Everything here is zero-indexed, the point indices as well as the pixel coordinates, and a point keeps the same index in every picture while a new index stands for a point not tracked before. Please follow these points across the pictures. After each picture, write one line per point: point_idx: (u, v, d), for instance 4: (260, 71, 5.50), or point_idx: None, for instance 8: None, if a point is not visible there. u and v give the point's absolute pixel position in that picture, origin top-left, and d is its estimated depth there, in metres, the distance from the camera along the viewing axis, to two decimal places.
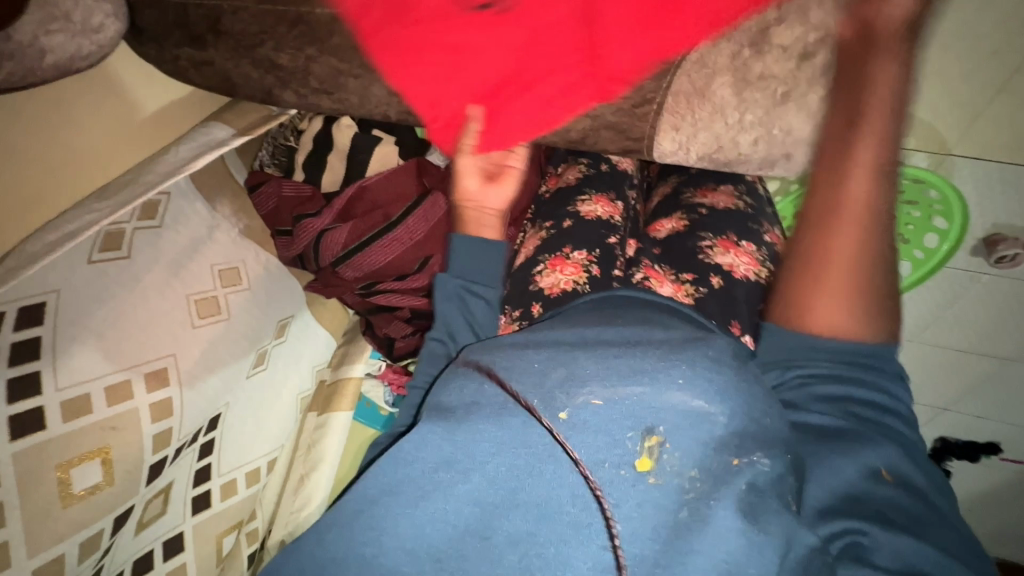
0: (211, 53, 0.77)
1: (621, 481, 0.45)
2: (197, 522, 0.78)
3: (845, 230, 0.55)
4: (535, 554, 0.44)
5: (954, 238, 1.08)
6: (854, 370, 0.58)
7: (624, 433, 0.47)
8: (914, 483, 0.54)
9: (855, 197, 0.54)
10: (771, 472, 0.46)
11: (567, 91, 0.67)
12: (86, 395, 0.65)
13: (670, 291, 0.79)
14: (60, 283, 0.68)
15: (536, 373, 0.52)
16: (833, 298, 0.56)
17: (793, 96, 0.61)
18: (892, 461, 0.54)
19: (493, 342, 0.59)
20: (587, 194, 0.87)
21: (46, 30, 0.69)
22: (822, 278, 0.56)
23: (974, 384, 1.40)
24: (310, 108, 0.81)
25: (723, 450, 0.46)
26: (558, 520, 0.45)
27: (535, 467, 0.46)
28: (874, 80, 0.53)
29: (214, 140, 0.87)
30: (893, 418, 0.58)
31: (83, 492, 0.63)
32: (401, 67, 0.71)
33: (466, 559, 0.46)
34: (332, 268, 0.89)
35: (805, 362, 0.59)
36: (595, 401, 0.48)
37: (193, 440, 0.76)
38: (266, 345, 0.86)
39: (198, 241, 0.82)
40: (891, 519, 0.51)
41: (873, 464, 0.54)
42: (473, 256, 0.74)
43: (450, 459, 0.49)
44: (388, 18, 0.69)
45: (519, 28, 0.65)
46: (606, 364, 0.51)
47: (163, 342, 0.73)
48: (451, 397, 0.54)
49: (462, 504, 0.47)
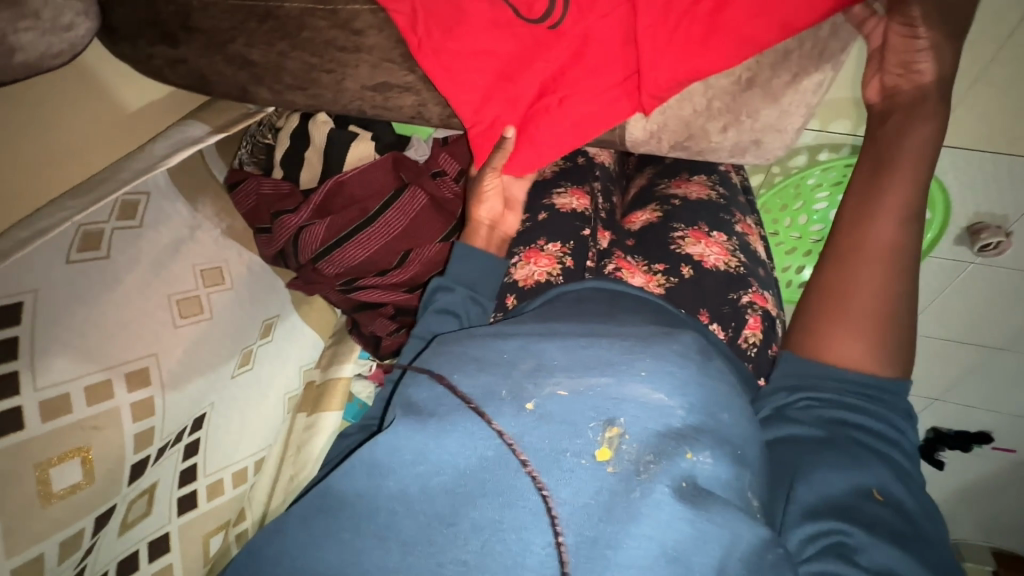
0: (183, 51, 0.78)
1: (581, 470, 0.46)
2: (183, 522, 0.77)
3: (863, 266, 0.64)
4: (496, 540, 0.44)
5: (939, 227, 1.13)
6: (862, 391, 0.61)
7: (586, 423, 0.47)
8: (901, 502, 0.53)
9: (878, 238, 0.64)
10: (714, 466, 0.47)
11: (605, 106, 0.71)
12: (66, 395, 0.65)
13: (641, 281, 0.80)
14: (39, 283, 0.68)
15: (505, 364, 0.53)
16: (866, 330, 0.62)
17: (757, 80, 0.68)
18: (885, 477, 0.54)
19: (467, 332, 0.60)
20: (563, 187, 0.89)
21: (15, 27, 0.67)
22: (851, 309, 0.63)
23: (963, 373, 1.42)
24: (284, 105, 0.82)
25: (678, 441, 0.47)
26: (519, 507, 0.44)
27: (505, 456, 0.46)
28: (902, 137, 0.65)
29: (188, 138, 0.89)
30: (895, 446, 0.58)
31: (63, 491, 0.63)
32: (448, 77, 0.72)
33: (435, 545, 0.45)
34: (313, 264, 0.89)
35: (821, 382, 0.62)
36: (562, 391, 0.50)
37: (177, 440, 0.76)
38: (251, 345, 0.86)
39: (180, 241, 0.82)
40: (878, 534, 0.49)
41: (863, 480, 0.54)
42: (476, 265, 0.73)
43: (427, 451, 0.48)
44: (433, 24, 0.69)
45: (566, 45, 0.68)
46: (573, 354, 0.53)
47: (145, 342, 0.73)
48: (422, 393, 0.53)
49: (435, 494, 0.47)
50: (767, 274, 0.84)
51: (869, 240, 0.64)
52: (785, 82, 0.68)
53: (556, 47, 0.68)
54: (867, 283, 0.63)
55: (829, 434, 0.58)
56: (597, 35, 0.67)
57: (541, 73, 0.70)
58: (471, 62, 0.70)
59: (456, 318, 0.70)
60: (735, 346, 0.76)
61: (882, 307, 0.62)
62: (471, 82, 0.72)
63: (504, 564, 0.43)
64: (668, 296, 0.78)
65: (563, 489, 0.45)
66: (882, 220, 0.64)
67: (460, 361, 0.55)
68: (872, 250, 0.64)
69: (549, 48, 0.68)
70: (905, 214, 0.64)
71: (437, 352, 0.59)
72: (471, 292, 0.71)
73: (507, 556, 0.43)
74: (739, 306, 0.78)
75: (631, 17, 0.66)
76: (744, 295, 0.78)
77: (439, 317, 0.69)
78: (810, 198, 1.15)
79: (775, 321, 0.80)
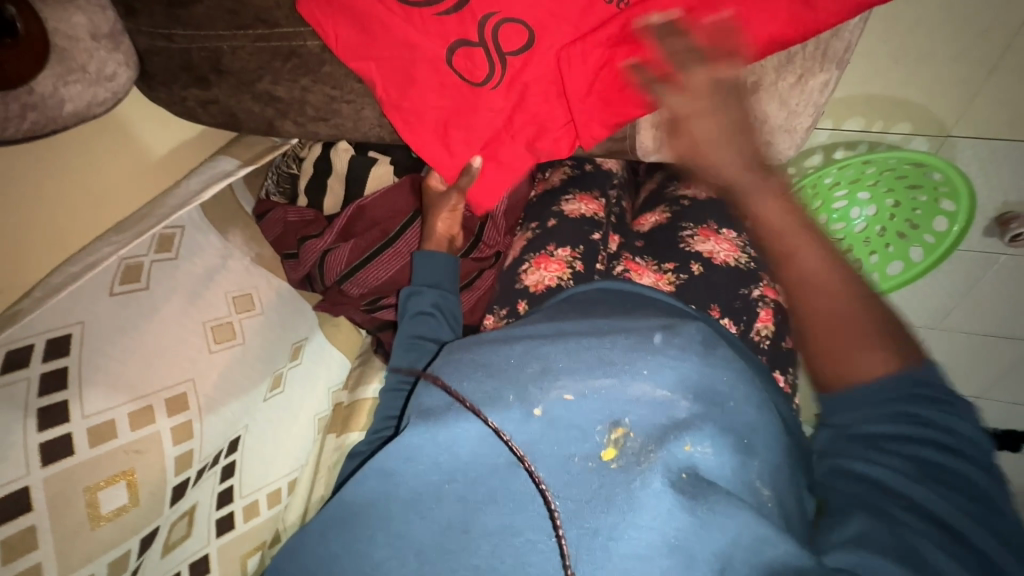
0: (215, 92, 0.83)
1: (589, 473, 0.47)
2: (222, 543, 0.79)
3: (825, 301, 0.54)
4: (506, 543, 0.45)
5: (965, 219, 1.04)
6: (889, 401, 0.52)
7: (592, 426, 0.49)
8: (943, 516, 0.45)
9: (813, 272, 0.55)
10: (716, 456, 0.47)
11: (552, 144, 0.76)
12: (110, 421, 0.69)
13: (651, 281, 0.83)
14: (85, 315, 0.72)
15: (512, 369, 0.54)
16: (852, 349, 0.53)
17: (761, 84, 0.70)
18: (911, 483, 0.47)
19: (474, 339, 0.61)
20: (570, 194, 0.91)
21: (64, 81, 0.73)
22: (833, 338, 0.54)
23: (1010, 370, 1.37)
24: (309, 136, 0.87)
25: (679, 432, 0.47)
26: (530, 510, 0.46)
27: (515, 467, 0.48)
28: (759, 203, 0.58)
29: (221, 171, 0.93)
30: (953, 453, 0.49)
31: (111, 513, 0.66)
32: (408, 129, 0.75)
33: (449, 552, 0.46)
34: (338, 285, 0.93)
35: (849, 409, 0.53)
36: (567, 395, 0.50)
37: (215, 462, 0.78)
38: (281, 368, 0.88)
39: (213, 270, 0.86)
40: (902, 536, 0.44)
41: (889, 486, 0.48)
42: (436, 268, 0.80)
43: (433, 450, 0.50)
44: (389, 84, 0.72)
45: (511, 96, 0.71)
46: (577, 357, 0.53)
47: (183, 367, 0.77)
48: (431, 400, 0.55)
49: (445, 498, 0.48)
50: None
51: (811, 272, 0.55)
52: (789, 84, 0.71)
53: (499, 97, 0.71)
54: (832, 306, 0.54)
55: (873, 453, 0.50)
56: (536, 92, 0.71)
57: (488, 130, 0.73)
58: (431, 117, 0.73)
59: (434, 316, 0.77)
60: (749, 339, 0.77)
61: (860, 323, 0.53)
62: (424, 141, 0.75)
63: (511, 563, 0.44)
64: (678, 294, 0.80)
65: (570, 487, 0.46)
66: (808, 252, 0.55)
67: (464, 368, 0.56)
68: (820, 284, 0.54)
69: (492, 107, 0.72)
70: (798, 231, 0.56)
71: (445, 361, 0.60)
72: (437, 290, 0.79)
73: (512, 555, 0.45)
74: (751, 301, 0.79)
75: (572, 77, 0.69)
76: (756, 289, 0.80)
77: (417, 319, 0.76)
78: (828, 198, 1.12)
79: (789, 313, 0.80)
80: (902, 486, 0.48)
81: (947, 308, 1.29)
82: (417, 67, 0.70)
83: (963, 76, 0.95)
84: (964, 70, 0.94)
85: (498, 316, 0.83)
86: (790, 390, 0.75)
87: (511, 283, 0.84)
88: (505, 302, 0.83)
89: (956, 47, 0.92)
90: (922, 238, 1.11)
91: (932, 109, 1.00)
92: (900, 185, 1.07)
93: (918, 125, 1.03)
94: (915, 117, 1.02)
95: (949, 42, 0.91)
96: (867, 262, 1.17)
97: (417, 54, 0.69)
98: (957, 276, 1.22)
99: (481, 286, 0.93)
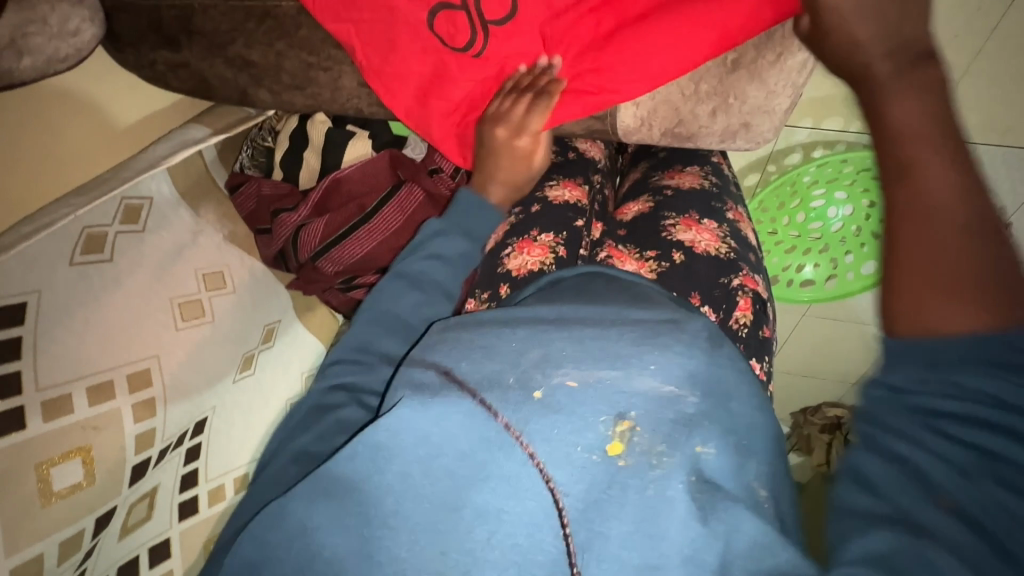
0: (185, 55, 0.81)
1: (593, 464, 0.45)
2: (185, 527, 0.75)
3: (935, 190, 0.40)
4: (502, 533, 0.44)
5: None
6: (946, 374, 0.38)
7: (597, 417, 0.47)
8: (995, 528, 0.33)
9: (922, 159, 0.41)
10: (723, 460, 0.46)
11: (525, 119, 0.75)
12: (68, 396, 0.66)
13: (633, 268, 0.82)
14: (41, 284, 0.69)
15: (512, 352, 0.52)
16: (940, 286, 0.39)
17: (742, 62, 0.68)
18: (965, 478, 0.35)
19: (470, 319, 0.59)
20: (554, 180, 0.90)
21: (23, 32, 0.71)
22: (924, 265, 0.39)
23: None
24: (282, 106, 0.85)
25: (689, 432, 0.46)
26: (528, 502, 0.45)
27: (509, 443, 0.46)
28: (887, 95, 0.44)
29: (190, 138, 0.93)
30: None
31: (64, 491, 0.63)
32: (387, 93, 0.75)
33: (438, 531, 0.45)
34: (313, 263, 0.91)
35: (903, 366, 0.40)
36: (571, 382, 0.49)
37: (178, 444, 0.76)
38: (253, 349, 0.86)
39: (182, 246, 0.84)
40: (925, 557, 0.33)
41: (930, 480, 0.36)
42: (477, 216, 0.74)
43: (425, 431, 0.49)
44: (367, 46, 0.72)
45: (490, 66, 0.71)
46: (581, 345, 0.51)
47: (148, 343, 0.74)
48: (425, 373, 0.53)
49: (437, 478, 0.47)
50: (757, 260, 0.86)
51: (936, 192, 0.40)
52: (768, 63, 0.67)
53: (480, 69, 0.71)
54: (941, 202, 0.40)
55: (925, 425, 0.38)
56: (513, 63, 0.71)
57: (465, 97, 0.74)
58: (412, 82, 0.74)
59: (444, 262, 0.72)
60: (727, 328, 0.77)
61: (980, 264, 0.38)
62: (406, 107, 0.76)
63: (515, 560, 0.43)
64: (659, 280, 0.80)
65: (573, 482, 0.45)
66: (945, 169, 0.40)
67: (462, 350, 0.54)
68: (936, 199, 0.40)
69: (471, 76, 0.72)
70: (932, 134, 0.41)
71: (439, 338, 0.58)
72: (464, 241, 0.73)
73: (517, 551, 0.44)
74: (731, 289, 0.79)
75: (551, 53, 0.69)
76: (735, 279, 0.80)
77: (427, 262, 0.71)
78: (806, 196, 1.16)
79: (765, 303, 0.82)
80: (954, 486, 0.35)
81: None
82: (398, 30, 0.70)
83: None
84: None
85: (479, 300, 0.81)
86: (766, 377, 0.76)
87: (493, 267, 0.83)
88: (486, 286, 0.82)
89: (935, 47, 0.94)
90: None
91: None
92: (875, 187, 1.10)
93: None
94: None
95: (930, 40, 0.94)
96: (843, 262, 1.19)
97: (401, 18, 0.69)
98: None
99: None
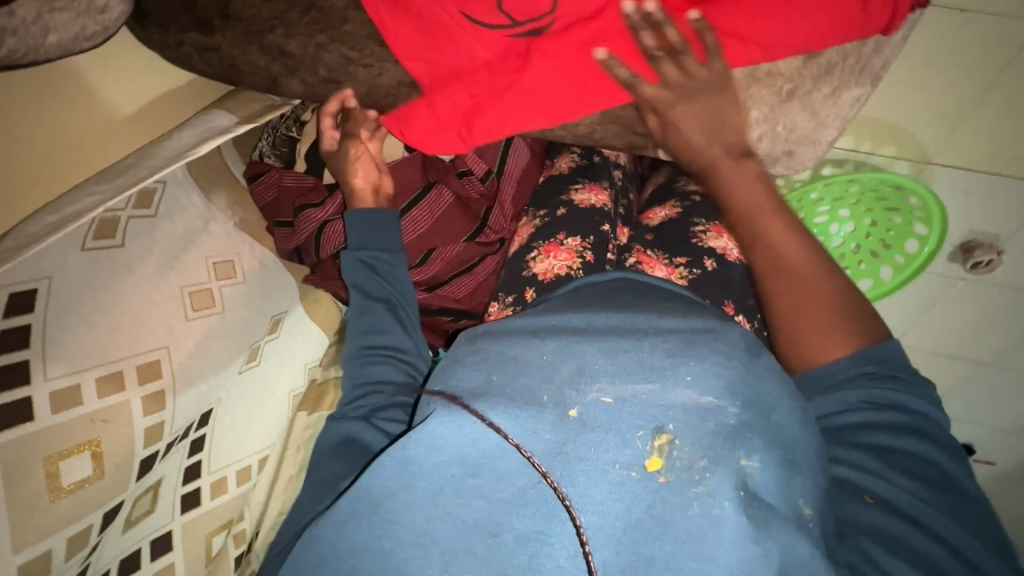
0: (218, 39, 0.79)
1: (632, 482, 0.43)
2: (186, 520, 0.75)
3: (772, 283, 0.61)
4: (545, 555, 0.42)
5: (934, 244, 1.08)
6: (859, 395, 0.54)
7: (634, 432, 0.44)
8: (907, 509, 0.48)
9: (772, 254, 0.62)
10: (768, 475, 0.44)
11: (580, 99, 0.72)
12: (75, 386, 0.63)
13: (663, 274, 0.83)
14: (53, 270, 0.66)
15: (545, 367, 0.50)
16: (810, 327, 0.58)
17: (797, 93, 0.70)
18: (875, 478, 0.50)
19: (501, 330, 0.57)
20: (580, 183, 0.89)
21: (50, 7, 0.72)
22: (782, 315, 0.60)
23: (963, 381, 1.49)
24: (315, 96, 0.85)
25: (732, 446, 0.43)
26: (567, 522, 0.42)
27: (546, 494, 0.44)
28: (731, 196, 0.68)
29: (217, 127, 0.87)
30: (924, 439, 0.51)
31: (73, 485, 0.62)
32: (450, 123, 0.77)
33: (476, 556, 0.43)
34: (333, 259, 0.89)
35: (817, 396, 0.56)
36: (607, 398, 0.46)
37: (184, 437, 0.73)
38: (259, 341, 0.84)
39: (194, 232, 0.81)
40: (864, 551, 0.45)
41: (854, 484, 0.50)
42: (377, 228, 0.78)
43: (469, 462, 0.46)
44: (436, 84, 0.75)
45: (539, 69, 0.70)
46: (615, 358, 0.50)
47: (158, 334, 0.72)
48: (464, 381, 0.52)
49: (473, 498, 0.45)
50: None
51: (769, 257, 0.62)
52: (823, 96, 0.70)
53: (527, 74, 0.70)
54: (786, 284, 0.60)
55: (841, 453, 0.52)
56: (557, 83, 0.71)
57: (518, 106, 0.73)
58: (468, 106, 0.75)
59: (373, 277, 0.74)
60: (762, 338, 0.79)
61: (823, 307, 0.58)
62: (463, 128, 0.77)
63: None
64: (691, 287, 0.80)
65: (610, 501, 0.42)
66: (777, 271, 0.61)
67: (498, 362, 0.52)
68: (781, 262, 0.61)
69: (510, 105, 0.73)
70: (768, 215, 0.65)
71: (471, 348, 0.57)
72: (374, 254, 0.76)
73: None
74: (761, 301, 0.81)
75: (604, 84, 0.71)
76: None
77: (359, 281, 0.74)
78: (812, 211, 1.16)
79: None
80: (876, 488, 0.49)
81: (904, 326, 1.41)
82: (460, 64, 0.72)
83: (947, 108, 1.01)
84: (949, 104, 1.00)
85: (503, 303, 0.81)
86: None
87: (518, 272, 0.82)
88: (509, 289, 0.82)
89: (952, 75, 0.97)
90: (892, 257, 1.15)
91: (921, 137, 1.07)
92: (880, 206, 1.12)
93: (902, 150, 1.09)
94: (899, 142, 1.08)
95: (945, 67, 0.96)
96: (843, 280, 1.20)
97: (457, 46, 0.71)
98: (919, 296, 1.33)
99: (482, 271, 0.94)
